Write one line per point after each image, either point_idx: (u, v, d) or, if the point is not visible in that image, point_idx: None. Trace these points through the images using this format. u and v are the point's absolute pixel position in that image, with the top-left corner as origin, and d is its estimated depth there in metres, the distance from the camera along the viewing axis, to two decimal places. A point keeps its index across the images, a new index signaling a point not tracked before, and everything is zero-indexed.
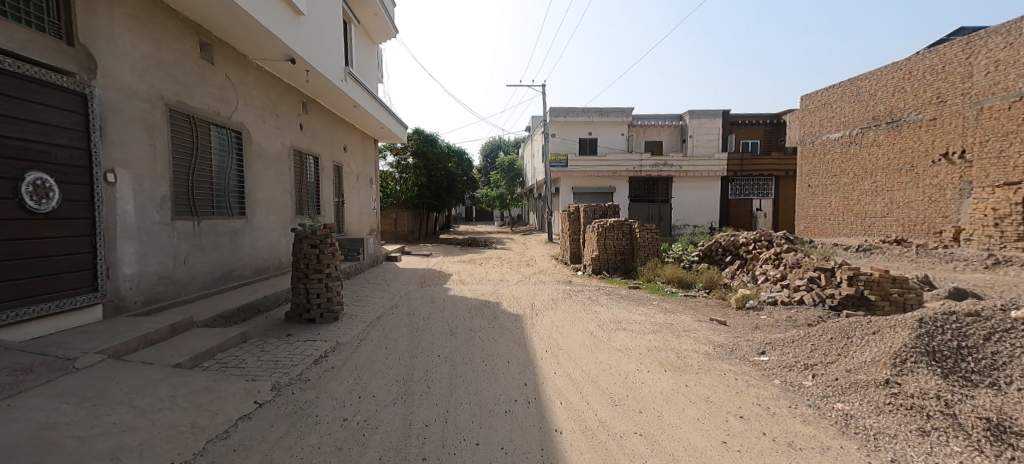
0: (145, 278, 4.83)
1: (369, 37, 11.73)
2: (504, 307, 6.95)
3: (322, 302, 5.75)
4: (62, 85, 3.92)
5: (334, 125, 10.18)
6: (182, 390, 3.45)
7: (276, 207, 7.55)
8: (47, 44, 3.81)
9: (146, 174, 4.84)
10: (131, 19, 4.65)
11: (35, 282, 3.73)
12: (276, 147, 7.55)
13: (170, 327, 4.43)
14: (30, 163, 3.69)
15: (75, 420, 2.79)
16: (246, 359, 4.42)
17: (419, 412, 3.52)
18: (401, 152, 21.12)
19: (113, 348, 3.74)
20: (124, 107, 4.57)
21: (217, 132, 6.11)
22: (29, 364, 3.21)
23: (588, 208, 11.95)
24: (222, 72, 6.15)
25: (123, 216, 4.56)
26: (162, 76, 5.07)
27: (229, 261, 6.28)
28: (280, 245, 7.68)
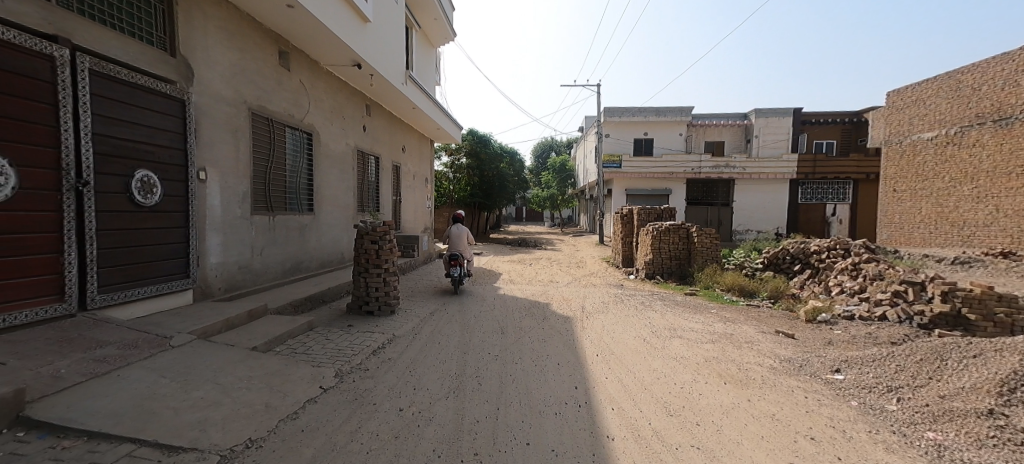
0: (228, 268, 5.30)
1: (429, 41, 12.12)
2: (554, 308, 6.91)
3: (380, 295, 6.02)
4: (165, 93, 4.39)
5: (394, 127, 10.62)
6: (258, 372, 3.78)
7: (340, 204, 8.01)
8: (154, 56, 4.28)
9: (231, 172, 5.33)
10: (223, 31, 5.11)
11: (140, 267, 4.21)
12: (341, 147, 8.00)
13: (248, 312, 4.83)
14: (139, 163, 4.17)
15: (169, 393, 3.17)
16: (313, 346, 4.74)
17: (470, 407, 3.59)
18: (454, 153, 21.63)
19: (201, 330, 4.14)
20: (214, 111, 5.04)
21: (291, 134, 6.56)
22: (134, 340, 3.64)
23: (642, 211, 11.63)
24: (297, 78, 6.61)
25: (211, 210, 5.03)
26: (246, 82, 5.53)
27: (298, 254, 6.74)
28: (342, 240, 8.13)
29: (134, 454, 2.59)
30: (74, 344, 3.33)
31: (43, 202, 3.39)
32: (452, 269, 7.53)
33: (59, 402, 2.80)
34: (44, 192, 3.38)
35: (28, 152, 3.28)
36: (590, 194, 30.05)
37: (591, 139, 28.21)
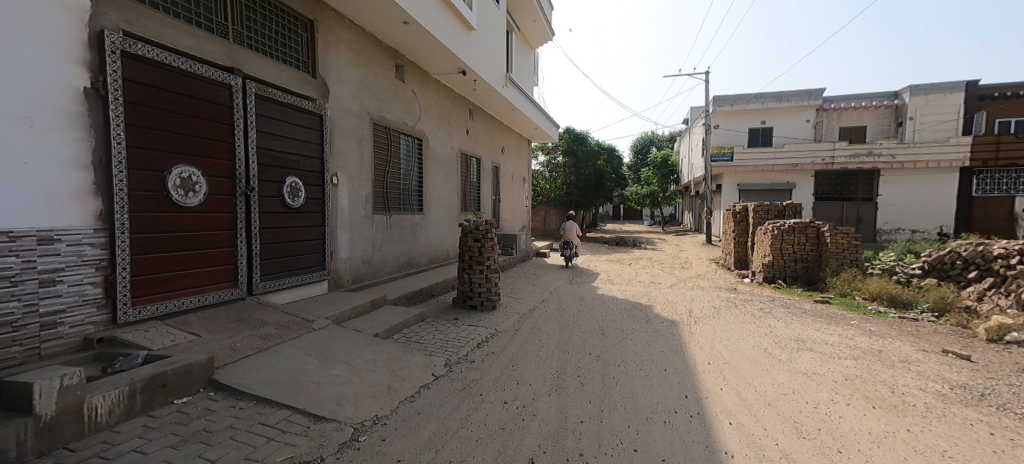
0: (354, 262, 5.97)
1: (528, 43, 12.37)
2: (659, 311, 6.57)
3: (482, 291, 6.27)
4: (307, 109, 5.07)
5: (494, 129, 11.03)
6: (380, 356, 4.18)
7: (446, 204, 8.53)
8: (300, 78, 4.96)
9: (358, 177, 5.99)
10: (351, 51, 5.76)
11: (289, 260, 4.92)
12: (447, 150, 8.51)
13: (371, 302, 5.38)
14: (288, 171, 4.88)
15: (313, 369, 3.66)
16: (425, 336, 5.11)
17: (574, 407, 3.57)
18: (552, 151, 21.73)
19: (335, 316, 4.72)
20: (344, 123, 5.70)
21: (405, 140, 7.16)
22: (286, 322, 4.27)
23: (759, 207, 10.51)
24: (410, 89, 7.19)
25: (341, 210, 5.70)
26: (369, 96, 6.16)
27: (410, 250, 7.34)
28: (448, 238, 8.65)
29: (290, 419, 3.04)
30: (245, 323, 4.02)
31: (222, 205, 4.14)
32: (565, 251, 10.67)
33: (236, 370, 3.40)
34: (222, 197, 4.13)
35: (213, 164, 4.03)
36: (695, 190, 28.05)
37: (698, 131, 26.32)
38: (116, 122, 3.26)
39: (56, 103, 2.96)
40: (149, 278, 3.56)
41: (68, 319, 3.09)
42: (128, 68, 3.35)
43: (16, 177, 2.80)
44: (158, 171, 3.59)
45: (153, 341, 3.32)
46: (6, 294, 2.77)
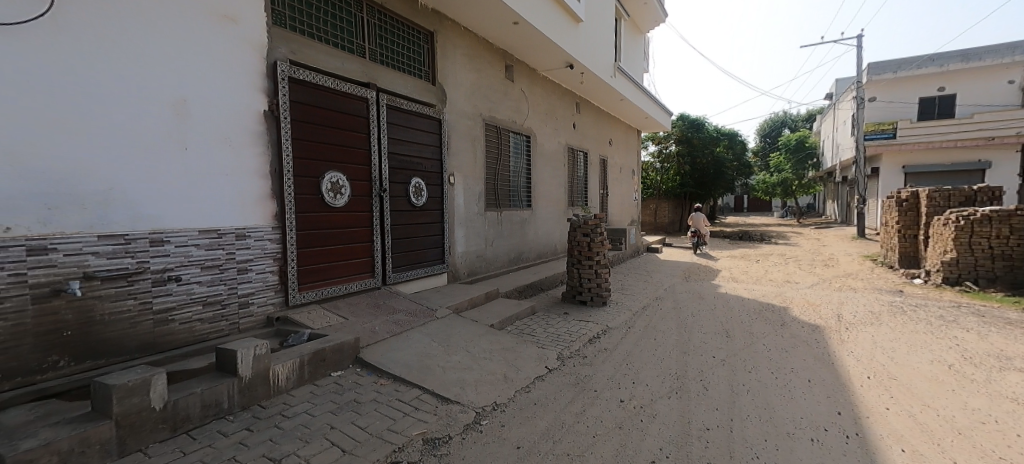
0: (468, 255, 6.33)
1: (638, 28, 11.81)
2: (797, 313, 5.78)
3: (592, 286, 6.17)
4: (428, 115, 5.51)
5: (601, 121, 10.76)
6: (496, 346, 4.37)
7: (553, 200, 8.59)
8: (422, 87, 5.41)
9: (472, 176, 6.35)
10: (465, 57, 6.10)
11: (414, 254, 5.41)
12: (554, 146, 8.55)
13: (486, 294, 5.66)
14: (413, 173, 5.35)
15: (437, 354, 3.97)
16: (536, 329, 5.21)
17: (698, 412, 3.31)
18: (664, 140, 20.47)
19: (454, 306, 5.06)
20: (460, 125, 6.07)
21: (514, 138, 7.36)
22: (414, 310, 4.70)
23: (938, 192, 8.55)
24: (519, 88, 7.37)
25: (457, 207, 6.09)
26: (481, 97, 6.47)
27: (520, 245, 7.55)
28: (555, 233, 8.71)
29: (420, 398, 3.34)
30: (381, 309, 4.53)
31: (361, 205, 4.72)
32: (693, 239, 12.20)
33: (376, 351, 3.84)
34: (361, 198, 4.70)
35: (354, 170, 4.61)
36: (843, 175, 24.15)
37: (845, 107, 22.53)
38: (285, 137, 3.91)
39: (246, 125, 3.65)
40: (309, 268, 4.22)
41: (257, 299, 3.81)
42: (293, 91, 3.98)
43: (220, 186, 3.52)
44: (315, 178, 4.22)
45: (314, 322, 3.93)
46: (216, 279, 3.51)
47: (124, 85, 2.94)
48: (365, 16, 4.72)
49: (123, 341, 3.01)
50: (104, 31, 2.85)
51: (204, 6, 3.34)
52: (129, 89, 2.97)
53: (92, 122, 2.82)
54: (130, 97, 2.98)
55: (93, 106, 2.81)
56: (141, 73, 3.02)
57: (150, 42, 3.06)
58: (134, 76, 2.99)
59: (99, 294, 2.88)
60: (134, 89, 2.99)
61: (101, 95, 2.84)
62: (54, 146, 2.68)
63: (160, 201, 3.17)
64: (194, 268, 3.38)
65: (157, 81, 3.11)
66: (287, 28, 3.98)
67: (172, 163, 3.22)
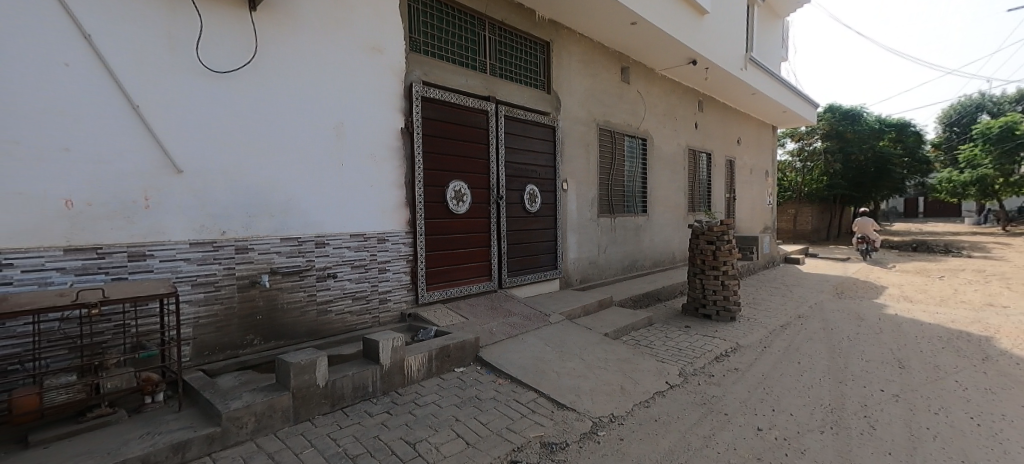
0: (581, 262, 6.28)
1: (775, 13, 10.58)
2: (1007, 346, 4.51)
3: (718, 299, 5.62)
4: (543, 123, 5.63)
5: (727, 119, 9.83)
6: (612, 356, 4.23)
7: (671, 205, 8.08)
8: (538, 96, 5.55)
9: (586, 181, 6.30)
10: (580, 63, 6.11)
11: (528, 259, 5.55)
12: (673, 148, 8.06)
13: (599, 302, 5.53)
14: (528, 180, 5.50)
15: (552, 359, 3.99)
16: (655, 341, 4.92)
17: (863, 455, 2.77)
18: (808, 136, 17.96)
19: (568, 312, 5.05)
20: (573, 131, 6.08)
21: (629, 142, 7.13)
22: (528, 314, 4.81)
23: None
24: (635, 89, 7.14)
25: (570, 214, 6.09)
26: (596, 102, 6.40)
27: (634, 252, 7.25)
28: (673, 240, 8.17)
29: (537, 401, 3.38)
30: (498, 311, 4.72)
31: (481, 212, 5.00)
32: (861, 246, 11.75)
33: (494, 351, 4.01)
34: (481, 205, 4.98)
35: (475, 179, 4.91)
36: None
37: None
38: (417, 151, 4.34)
39: (387, 142, 4.14)
40: (436, 270, 4.60)
41: (393, 296, 4.27)
42: (425, 109, 4.41)
43: (367, 196, 4.03)
44: (441, 187, 4.60)
45: (439, 319, 4.25)
46: (363, 277, 4.02)
47: (300, 114, 3.56)
48: (487, 33, 5.02)
49: (295, 326, 3.62)
50: (289, 70, 3.49)
51: (358, 42, 3.89)
52: (303, 117, 3.58)
53: (278, 146, 3.46)
54: (304, 123, 3.59)
55: (279, 133, 3.45)
56: (312, 103, 3.63)
57: (319, 77, 3.66)
58: (308, 106, 3.60)
59: (280, 286, 3.51)
60: (307, 117, 3.60)
61: (285, 123, 3.48)
62: (254, 166, 3.34)
63: (323, 209, 3.75)
64: (347, 267, 3.93)
65: (323, 109, 3.70)
66: (421, 52, 4.42)
67: (332, 177, 3.79)
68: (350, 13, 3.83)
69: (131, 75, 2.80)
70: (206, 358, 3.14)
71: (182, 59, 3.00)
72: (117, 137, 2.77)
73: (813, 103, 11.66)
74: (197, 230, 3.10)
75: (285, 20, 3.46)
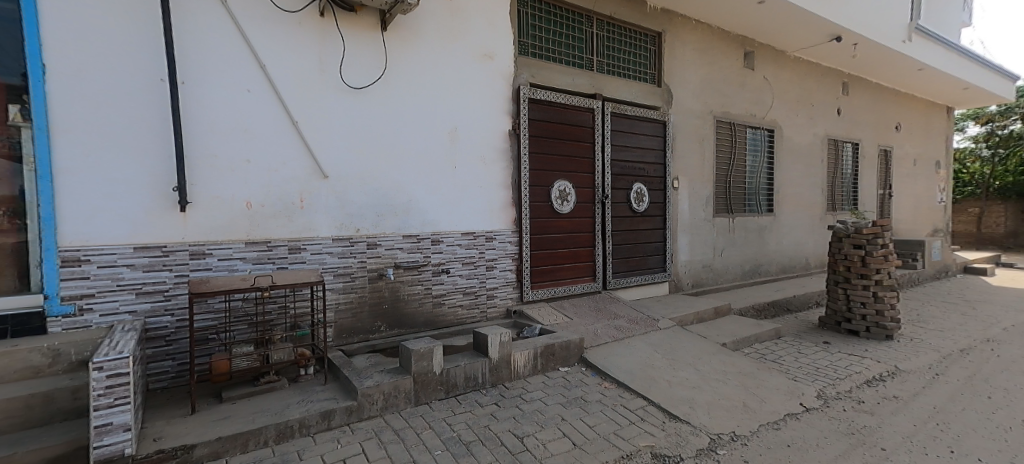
0: (694, 265, 5.86)
1: None
2: None
3: (868, 313, 4.78)
4: (653, 118, 5.36)
5: (881, 101, 8.32)
6: (732, 369, 3.84)
7: (803, 203, 7.11)
8: (648, 90, 5.30)
9: (699, 179, 5.85)
10: (695, 52, 5.69)
11: (635, 260, 5.34)
12: (807, 138, 7.08)
13: (716, 309, 5.08)
14: (635, 178, 5.29)
15: (663, 367, 3.77)
16: (784, 356, 4.37)
17: None
18: (1002, 118, 14.37)
19: (679, 319, 4.74)
20: (686, 125, 5.68)
21: (752, 133, 6.44)
22: (635, 317, 4.62)
23: None
24: (760, 75, 6.43)
25: (682, 213, 5.71)
26: (713, 92, 5.91)
27: (757, 256, 6.54)
28: (805, 244, 7.19)
29: (646, 409, 3.21)
30: (604, 313, 4.62)
31: (586, 211, 4.94)
32: None
33: (600, 353, 3.93)
34: (586, 205, 4.92)
35: (580, 178, 4.86)
36: None
37: None
38: (524, 152, 4.44)
39: (495, 144, 4.31)
40: (540, 268, 4.67)
41: (500, 293, 4.44)
42: (531, 110, 4.49)
43: (476, 196, 4.24)
44: (546, 187, 4.65)
45: (544, 318, 4.30)
46: (472, 273, 4.25)
47: (420, 121, 3.88)
48: (594, 29, 4.94)
49: (414, 316, 3.96)
50: (411, 82, 3.82)
51: (471, 50, 4.12)
52: (423, 124, 3.90)
53: (402, 152, 3.82)
54: (423, 130, 3.91)
55: (403, 140, 3.81)
56: (430, 110, 3.93)
57: (436, 86, 3.95)
58: (426, 113, 3.91)
59: (402, 279, 3.87)
60: (426, 123, 3.91)
61: (408, 131, 3.83)
62: (382, 170, 3.73)
63: (438, 209, 4.04)
64: (458, 263, 4.19)
65: (440, 115, 3.99)
66: (529, 55, 4.52)
67: (447, 179, 4.07)
68: (464, 24, 4.07)
69: (292, 96, 3.33)
70: (344, 340, 3.60)
71: (328, 80, 3.47)
72: (282, 150, 3.31)
73: (1010, 74, 9.30)
74: (337, 228, 3.57)
75: (409, 36, 3.80)
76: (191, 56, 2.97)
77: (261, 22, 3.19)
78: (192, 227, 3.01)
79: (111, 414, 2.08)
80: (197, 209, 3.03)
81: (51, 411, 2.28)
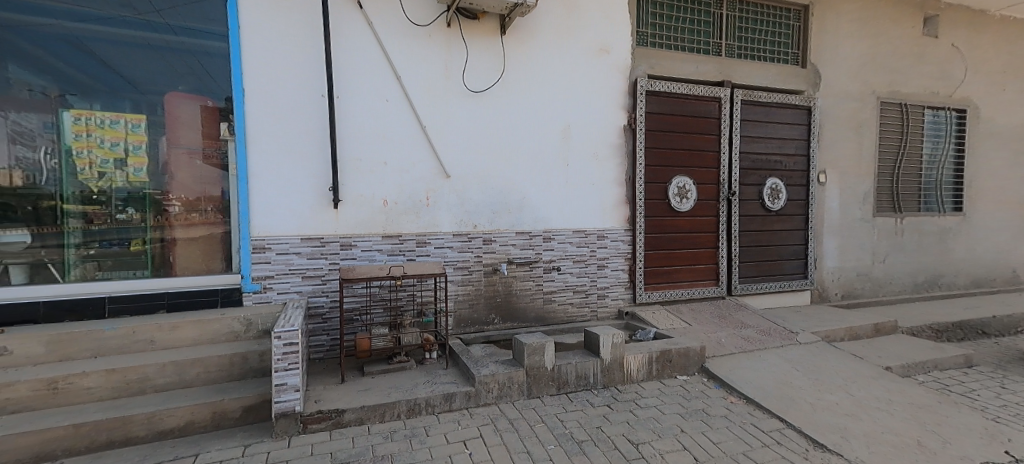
0: (845, 273, 5.03)
1: None
2: None
3: None
4: (794, 104, 4.72)
5: None
6: (901, 398, 3.17)
7: (1009, 201, 5.61)
8: (788, 73, 4.69)
9: (852, 172, 4.99)
10: (853, 23, 4.86)
11: (769, 265, 4.77)
12: (1016, 118, 5.57)
13: (875, 326, 4.29)
14: (770, 172, 4.73)
15: (804, 387, 3.28)
16: (978, 390, 3.49)
17: None
18: None
19: (826, 334, 4.11)
20: (838, 110, 4.89)
21: (932, 115, 5.29)
22: (769, 328, 4.12)
23: None
24: (945, 44, 5.24)
25: (830, 212, 4.94)
26: (876, 69, 4.98)
27: (935, 266, 5.37)
28: (1011, 252, 5.67)
29: (783, 432, 2.79)
30: (730, 321, 4.22)
31: (709, 209, 4.55)
32: None
33: (726, 365, 3.59)
34: (709, 202, 4.54)
35: (702, 173, 4.50)
36: None
37: None
38: (640, 147, 4.24)
39: (609, 140, 4.20)
40: (656, 270, 4.44)
41: (612, 293, 4.32)
42: (649, 103, 4.27)
43: (589, 193, 4.18)
44: (663, 184, 4.39)
45: (660, 322, 4.07)
46: (583, 272, 4.21)
47: (536, 120, 3.96)
48: (723, 11, 4.50)
49: (526, 311, 4.06)
50: (528, 82, 3.92)
51: (587, 46, 4.07)
52: (538, 123, 3.97)
53: (517, 151, 3.93)
54: (538, 129, 3.98)
55: (518, 139, 3.92)
56: (544, 109, 3.98)
57: (552, 85, 3.99)
58: (541, 112, 3.97)
59: (515, 274, 4.00)
60: (541, 122, 3.98)
61: (523, 130, 3.93)
62: (498, 170, 3.89)
63: (551, 207, 4.08)
64: (570, 261, 4.18)
65: (554, 114, 4.02)
66: (648, 46, 4.31)
67: (559, 176, 4.08)
68: (580, 20, 4.04)
69: (422, 103, 3.65)
70: (462, 329, 3.85)
71: (453, 86, 3.73)
72: (413, 152, 3.65)
73: None
74: (458, 224, 3.82)
75: (526, 38, 3.90)
76: (345, 73, 3.43)
77: (399, 38, 3.56)
78: (343, 221, 3.49)
79: (287, 376, 2.52)
80: (346, 206, 3.50)
81: (246, 368, 2.84)
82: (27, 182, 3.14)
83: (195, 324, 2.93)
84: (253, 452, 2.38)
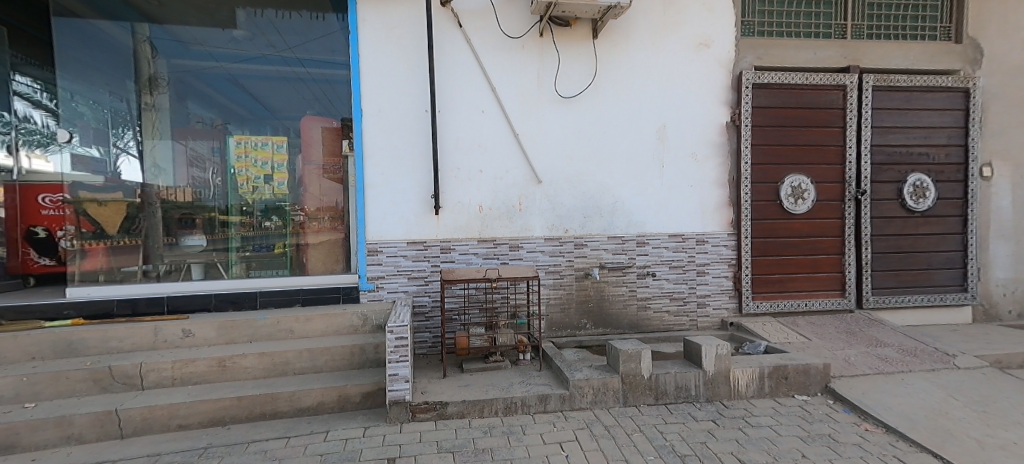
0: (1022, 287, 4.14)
1: None
2: None
3: None
4: (946, 86, 4.01)
5: None
6: None
7: None
8: (937, 50, 4.01)
9: None
10: None
11: (913, 274, 4.10)
12: None
13: None
14: (913, 167, 4.07)
15: (967, 419, 2.73)
16: None
17: None
18: None
19: (996, 358, 3.40)
20: (1009, 89, 4.05)
21: None
22: (914, 348, 3.53)
23: None
24: None
25: (999, 213, 4.11)
26: None
27: None
28: None
29: None
30: (861, 338, 3.69)
31: (832, 210, 4.04)
32: None
33: (857, 387, 3.15)
34: (832, 202, 4.03)
35: (823, 170, 4.01)
36: None
37: None
38: (745, 144, 3.92)
39: (708, 139, 3.95)
40: (767, 278, 4.05)
41: (713, 302, 4.04)
42: (756, 96, 3.94)
43: (687, 196, 3.97)
44: (775, 183, 4.00)
45: (772, 335, 3.70)
46: (681, 278, 3.99)
47: (629, 122, 3.87)
48: None
49: (619, 318, 3.96)
50: (621, 84, 3.85)
51: (684, 42, 3.89)
52: (631, 125, 3.88)
53: (610, 154, 3.88)
54: (631, 130, 3.88)
55: (611, 142, 3.87)
56: (639, 110, 3.88)
57: (646, 85, 3.87)
58: (635, 114, 3.88)
59: (608, 280, 3.93)
60: (634, 124, 3.88)
61: (616, 133, 3.87)
62: (590, 174, 3.87)
63: (645, 210, 3.95)
64: (665, 266, 3.99)
65: (649, 114, 3.89)
66: (755, 35, 3.98)
67: (654, 178, 3.93)
68: (677, 15, 3.87)
69: (515, 112, 3.78)
70: (554, 332, 3.88)
71: (545, 93, 3.81)
72: (506, 159, 3.80)
73: None
74: (550, 228, 3.87)
75: (620, 40, 3.84)
76: (445, 89, 3.69)
77: (495, 52, 3.73)
78: (443, 227, 3.74)
79: (398, 367, 2.76)
80: (446, 212, 3.74)
81: (364, 359, 3.16)
82: (199, 197, 3.87)
83: (323, 317, 3.35)
84: (371, 433, 2.64)
